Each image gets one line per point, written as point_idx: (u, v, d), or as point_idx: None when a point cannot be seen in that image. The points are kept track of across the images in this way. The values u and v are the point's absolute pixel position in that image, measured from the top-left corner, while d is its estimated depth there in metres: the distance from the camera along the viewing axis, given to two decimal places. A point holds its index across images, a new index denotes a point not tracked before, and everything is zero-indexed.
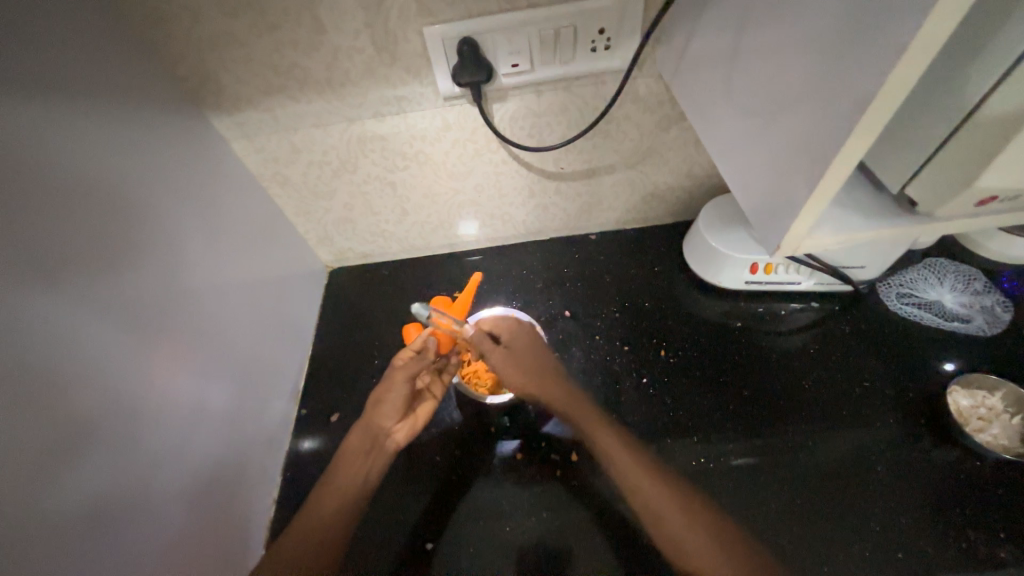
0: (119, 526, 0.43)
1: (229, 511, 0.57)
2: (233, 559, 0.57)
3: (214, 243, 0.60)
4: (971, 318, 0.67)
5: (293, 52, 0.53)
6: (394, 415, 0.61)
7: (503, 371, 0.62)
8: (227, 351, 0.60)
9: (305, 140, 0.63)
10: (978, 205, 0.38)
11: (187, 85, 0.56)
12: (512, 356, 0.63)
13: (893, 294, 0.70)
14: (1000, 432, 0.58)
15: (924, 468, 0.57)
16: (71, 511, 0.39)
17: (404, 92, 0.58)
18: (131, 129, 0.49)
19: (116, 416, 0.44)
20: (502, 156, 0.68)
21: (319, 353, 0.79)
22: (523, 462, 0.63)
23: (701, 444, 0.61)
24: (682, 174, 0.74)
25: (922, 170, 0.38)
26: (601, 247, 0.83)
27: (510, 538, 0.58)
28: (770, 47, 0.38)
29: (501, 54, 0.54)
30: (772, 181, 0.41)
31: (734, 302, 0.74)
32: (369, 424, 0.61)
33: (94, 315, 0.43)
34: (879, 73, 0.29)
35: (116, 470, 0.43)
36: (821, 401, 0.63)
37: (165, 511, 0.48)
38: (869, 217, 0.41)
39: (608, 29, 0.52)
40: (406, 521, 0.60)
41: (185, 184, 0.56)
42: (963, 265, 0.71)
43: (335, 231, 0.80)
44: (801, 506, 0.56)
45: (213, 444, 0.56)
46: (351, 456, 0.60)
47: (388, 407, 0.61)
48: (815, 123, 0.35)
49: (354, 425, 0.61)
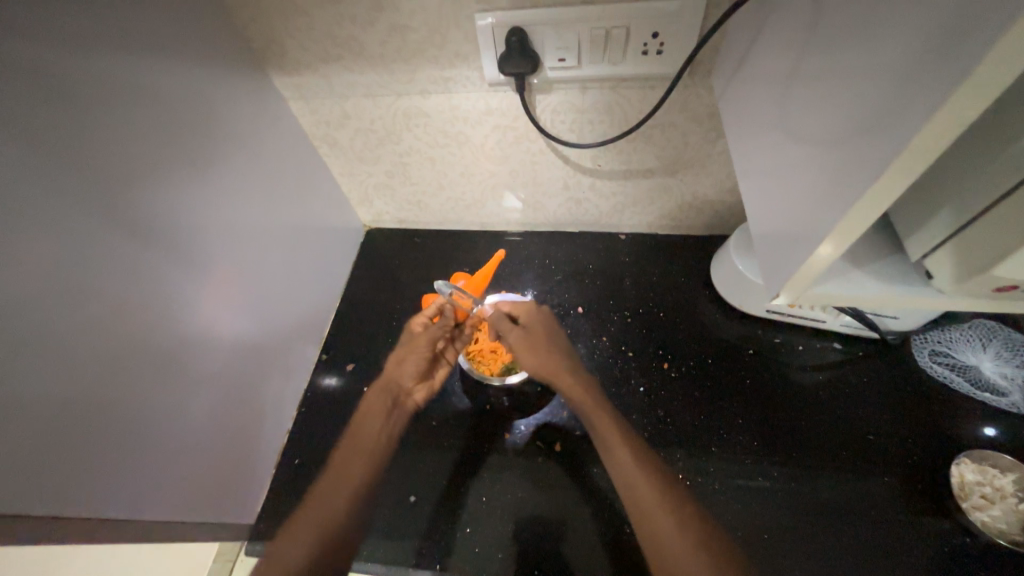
0: (150, 431, 0.50)
1: (248, 431, 0.66)
2: (249, 471, 0.67)
3: (263, 195, 0.66)
4: (1007, 391, 0.62)
5: (351, 25, 0.55)
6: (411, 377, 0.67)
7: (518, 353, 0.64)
8: (261, 293, 0.67)
9: (355, 108, 0.66)
10: (995, 291, 0.36)
11: (255, 44, 0.60)
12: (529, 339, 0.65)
13: (925, 351, 0.66)
14: (1000, 515, 0.55)
15: (906, 533, 0.56)
16: (112, 412, 0.46)
17: (450, 73, 0.59)
18: (198, 85, 0.54)
19: (160, 338, 0.51)
20: (540, 146, 0.68)
21: (346, 306, 0.86)
22: (510, 443, 0.68)
23: (681, 461, 0.63)
24: (724, 188, 0.71)
25: (944, 247, 0.36)
26: (629, 248, 0.83)
27: (489, 508, 0.64)
28: (816, 84, 0.36)
29: (549, 48, 0.53)
30: (790, 223, 0.40)
31: (751, 328, 0.72)
32: (387, 385, 0.67)
33: (150, 250, 0.49)
34: (903, 136, 0.27)
35: (151, 383, 0.50)
36: (818, 444, 0.62)
37: (188, 425, 0.56)
38: (881, 280, 0.40)
39: (663, 34, 0.51)
40: (397, 473, 0.67)
41: (243, 139, 0.61)
42: (1018, 333, 0.65)
43: (375, 195, 0.84)
44: (767, 540, 0.57)
45: (239, 373, 0.64)
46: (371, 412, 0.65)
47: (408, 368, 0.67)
48: (836, 176, 0.33)
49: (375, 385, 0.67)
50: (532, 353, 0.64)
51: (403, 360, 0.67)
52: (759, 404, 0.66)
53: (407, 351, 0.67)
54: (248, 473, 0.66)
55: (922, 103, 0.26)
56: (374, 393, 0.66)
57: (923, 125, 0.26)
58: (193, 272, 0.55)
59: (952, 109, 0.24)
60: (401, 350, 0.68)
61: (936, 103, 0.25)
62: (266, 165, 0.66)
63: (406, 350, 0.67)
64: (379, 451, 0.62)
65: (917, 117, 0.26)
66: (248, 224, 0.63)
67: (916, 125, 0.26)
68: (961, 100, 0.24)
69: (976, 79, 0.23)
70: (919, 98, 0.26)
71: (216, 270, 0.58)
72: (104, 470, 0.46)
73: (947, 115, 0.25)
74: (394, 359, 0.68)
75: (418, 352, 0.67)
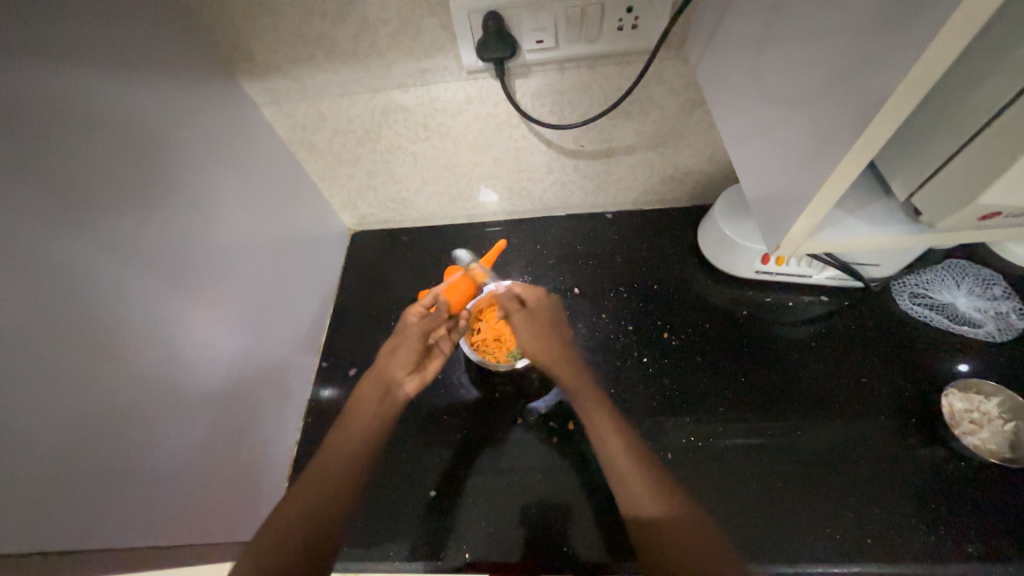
0: (152, 458, 0.48)
1: (252, 447, 0.64)
2: (256, 489, 0.65)
3: (244, 205, 0.64)
4: (983, 323, 0.66)
5: (321, 22, 0.54)
6: (405, 368, 0.64)
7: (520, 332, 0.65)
8: (251, 305, 0.65)
9: (331, 108, 0.65)
10: (981, 220, 0.38)
11: (221, 50, 0.58)
12: (533, 324, 0.65)
13: (905, 294, 0.70)
14: (989, 437, 0.59)
15: (907, 465, 0.59)
16: (111, 443, 0.44)
17: (427, 64, 0.58)
18: (165, 95, 0.52)
19: (151, 357, 0.49)
20: (522, 132, 0.68)
21: (340, 312, 0.84)
22: (523, 427, 0.68)
23: (691, 424, 0.64)
24: (703, 157, 0.73)
25: (929, 183, 0.38)
26: (617, 226, 0.84)
27: (506, 494, 0.63)
28: (791, 43, 0.38)
29: (526, 30, 0.53)
30: (779, 179, 0.42)
31: (742, 291, 0.74)
32: (380, 375, 0.64)
33: (132, 268, 0.47)
34: (887, 83, 0.28)
35: (148, 408, 0.48)
36: (816, 393, 0.65)
37: (190, 448, 0.54)
38: (872, 223, 0.42)
39: (636, 8, 0.51)
40: (414, 471, 0.67)
41: (218, 148, 0.59)
42: (985, 269, 0.70)
43: (358, 197, 0.83)
44: (781, 489, 0.59)
45: (236, 388, 0.62)
46: (362, 402, 0.63)
47: (400, 360, 0.64)
48: (822, 128, 0.35)
49: (368, 376, 0.65)
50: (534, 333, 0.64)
51: (395, 351, 0.64)
52: (757, 361, 0.68)
53: (401, 341, 0.64)
54: (255, 491, 0.64)
55: (903, 50, 0.27)
56: (366, 383, 0.64)
57: (909, 71, 0.27)
58: (179, 289, 0.53)
59: (934, 53, 0.26)
60: (394, 341, 0.65)
61: (919, 50, 0.26)
62: (245, 174, 0.64)
63: (399, 340, 0.64)
64: (365, 449, 0.61)
65: (901, 64, 0.27)
66: (231, 235, 0.61)
67: (902, 71, 0.27)
68: (942, 44, 0.25)
69: (956, 21, 0.24)
70: (902, 46, 0.27)
71: (204, 285, 0.56)
72: (112, 503, 0.44)
73: (931, 58, 0.26)
74: (387, 349, 0.65)
75: (411, 343, 0.64)
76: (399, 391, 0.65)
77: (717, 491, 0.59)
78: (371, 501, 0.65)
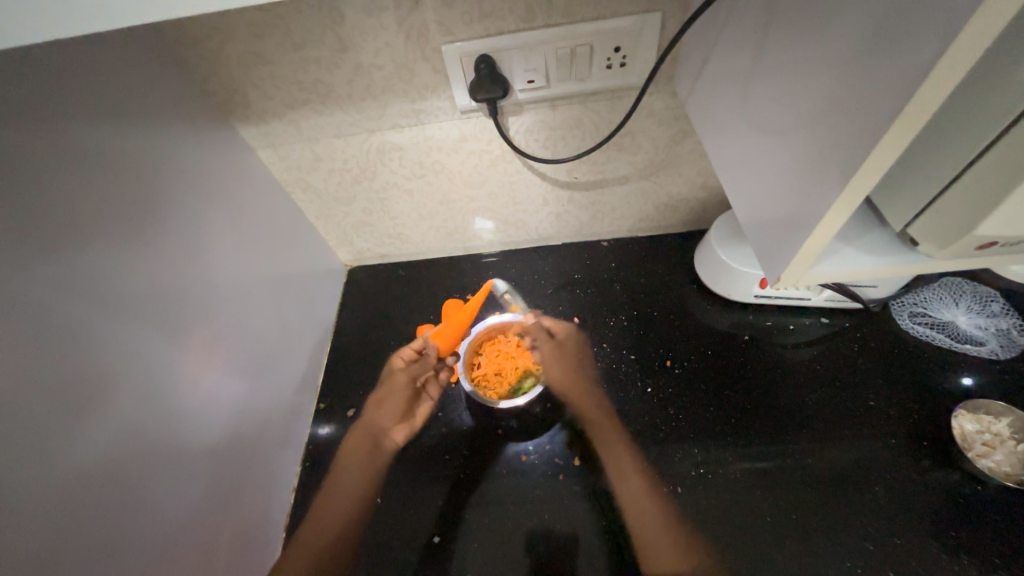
0: (141, 518, 0.46)
1: (253, 494, 0.62)
2: (257, 538, 0.62)
3: (241, 246, 0.63)
4: (985, 341, 0.66)
5: (317, 70, 0.55)
6: (393, 416, 0.69)
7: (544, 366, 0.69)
8: (249, 345, 0.64)
9: (327, 150, 0.66)
10: (978, 249, 0.39)
11: (218, 98, 0.59)
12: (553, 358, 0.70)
13: (905, 313, 0.70)
14: (1003, 459, 0.58)
15: (922, 490, 0.57)
16: (96, 505, 0.42)
17: (422, 105, 0.59)
18: (162, 144, 0.52)
19: (148, 407, 0.48)
20: (517, 166, 0.69)
21: (337, 349, 0.83)
22: (527, 464, 0.66)
23: (700, 454, 0.63)
24: (696, 185, 0.75)
25: (927, 212, 0.38)
26: (613, 253, 0.84)
27: (512, 536, 0.61)
28: (777, 79, 0.39)
29: (517, 70, 0.55)
30: (775, 210, 0.42)
31: (742, 315, 0.74)
32: (367, 425, 0.70)
33: (128, 317, 0.46)
34: (882, 119, 0.28)
35: (139, 465, 0.46)
36: (824, 417, 0.64)
37: (184, 504, 0.51)
38: (871, 253, 0.42)
39: (624, 47, 0.53)
40: (415, 516, 0.64)
41: (214, 192, 0.59)
42: (982, 286, 0.70)
43: (354, 233, 0.83)
44: (795, 521, 0.57)
45: (235, 433, 0.60)
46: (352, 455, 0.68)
47: (388, 408, 0.70)
48: (814, 159, 0.35)
49: (356, 428, 0.70)
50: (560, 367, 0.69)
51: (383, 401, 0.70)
52: (763, 386, 0.67)
53: (388, 390, 0.71)
54: (256, 541, 0.62)
55: (897, 87, 0.27)
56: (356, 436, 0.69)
57: (903, 107, 0.27)
58: (174, 336, 0.52)
59: (929, 91, 0.26)
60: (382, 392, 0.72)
61: (913, 89, 0.26)
62: (240, 215, 0.64)
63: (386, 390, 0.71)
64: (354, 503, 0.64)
65: (896, 100, 0.27)
66: (227, 278, 0.61)
67: (897, 106, 0.27)
68: (936, 81, 0.25)
69: (950, 57, 0.24)
70: (895, 84, 0.27)
71: (202, 330, 0.55)
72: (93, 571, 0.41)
73: (926, 95, 0.26)
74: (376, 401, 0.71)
75: (398, 391, 0.71)
76: (387, 440, 0.68)
77: (730, 525, 0.58)
78: (371, 551, 0.62)
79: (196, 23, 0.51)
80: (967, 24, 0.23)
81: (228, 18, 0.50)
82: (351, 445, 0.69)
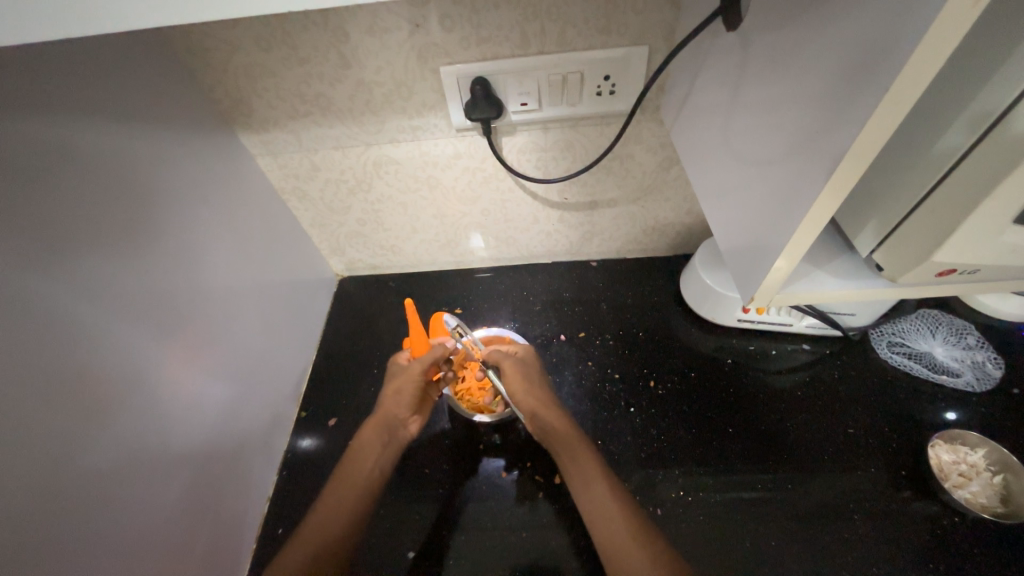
0: (105, 521, 0.44)
1: (225, 503, 0.60)
2: (227, 551, 0.60)
3: (234, 251, 0.64)
4: (960, 372, 0.68)
5: (319, 83, 0.57)
6: (407, 409, 0.65)
7: (509, 379, 0.64)
8: (231, 350, 0.63)
9: (324, 161, 0.68)
10: (938, 276, 0.40)
11: (220, 106, 0.60)
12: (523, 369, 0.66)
13: (883, 342, 0.72)
14: (979, 491, 0.58)
15: (900, 520, 0.57)
16: (64, 504, 0.41)
17: (419, 122, 0.62)
18: (163, 146, 0.53)
19: (122, 405, 0.47)
20: (509, 184, 0.71)
21: (321, 357, 0.82)
22: (508, 480, 0.66)
23: (682, 477, 0.63)
24: (682, 210, 0.77)
25: (890, 238, 0.41)
26: (600, 274, 0.86)
27: (490, 555, 0.60)
28: (751, 110, 0.41)
29: (511, 93, 0.58)
30: (750, 233, 0.43)
31: (726, 339, 0.75)
32: (384, 418, 0.64)
33: (107, 313, 0.46)
34: (841, 144, 0.30)
35: (113, 467, 0.46)
36: (807, 445, 0.64)
37: (144, 514, 0.49)
38: (838, 279, 0.44)
39: (613, 76, 0.56)
40: (393, 531, 0.63)
41: (209, 192, 0.60)
42: (959, 318, 0.72)
43: (346, 243, 0.84)
44: (772, 547, 0.57)
45: (209, 437, 0.58)
46: (365, 447, 0.61)
47: (403, 400, 0.65)
48: (784, 185, 0.36)
49: (370, 421, 0.64)
50: (522, 380, 0.64)
51: (397, 392, 0.65)
52: (742, 410, 0.67)
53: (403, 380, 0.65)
54: (228, 551, 0.60)
55: (852, 119, 0.29)
56: (368, 432, 0.63)
57: (856, 136, 0.28)
58: (160, 337, 0.52)
59: (875, 124, 0.27)
60: (393, 384, 0.66)
61: (861, 123, 0.28)
62: (235, 218, 0.64)
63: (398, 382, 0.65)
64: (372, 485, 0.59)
65: (850, 131, 0.29)
66: (217, 281, 0.61)
67: (851, 135, 0.29)
68: (886, 110, 0.27)
69: (893, 95, 0.26)
70: (850, 116, 0.29)
71: (187, 331, 0.55)
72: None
73: (869, 134, 0.28)
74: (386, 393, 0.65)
75: (412, 382, 0.65)
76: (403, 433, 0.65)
77: (709, 551, 0.57)
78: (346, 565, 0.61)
79: (204, 34, 0.53)
80: (901, 73, 0.25)
81: (236, 31, 0.52)
82: (360, 443, 0.62)
